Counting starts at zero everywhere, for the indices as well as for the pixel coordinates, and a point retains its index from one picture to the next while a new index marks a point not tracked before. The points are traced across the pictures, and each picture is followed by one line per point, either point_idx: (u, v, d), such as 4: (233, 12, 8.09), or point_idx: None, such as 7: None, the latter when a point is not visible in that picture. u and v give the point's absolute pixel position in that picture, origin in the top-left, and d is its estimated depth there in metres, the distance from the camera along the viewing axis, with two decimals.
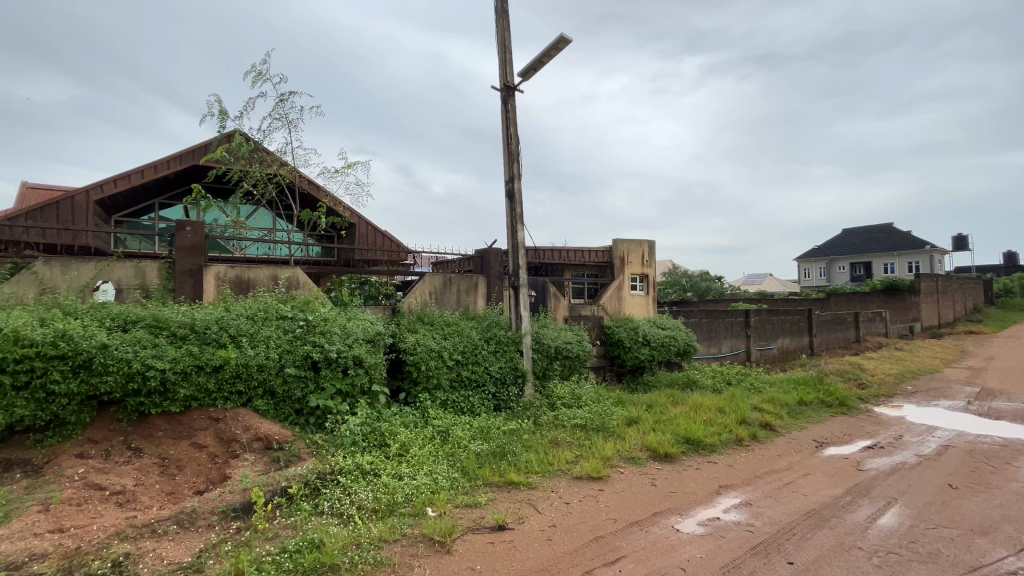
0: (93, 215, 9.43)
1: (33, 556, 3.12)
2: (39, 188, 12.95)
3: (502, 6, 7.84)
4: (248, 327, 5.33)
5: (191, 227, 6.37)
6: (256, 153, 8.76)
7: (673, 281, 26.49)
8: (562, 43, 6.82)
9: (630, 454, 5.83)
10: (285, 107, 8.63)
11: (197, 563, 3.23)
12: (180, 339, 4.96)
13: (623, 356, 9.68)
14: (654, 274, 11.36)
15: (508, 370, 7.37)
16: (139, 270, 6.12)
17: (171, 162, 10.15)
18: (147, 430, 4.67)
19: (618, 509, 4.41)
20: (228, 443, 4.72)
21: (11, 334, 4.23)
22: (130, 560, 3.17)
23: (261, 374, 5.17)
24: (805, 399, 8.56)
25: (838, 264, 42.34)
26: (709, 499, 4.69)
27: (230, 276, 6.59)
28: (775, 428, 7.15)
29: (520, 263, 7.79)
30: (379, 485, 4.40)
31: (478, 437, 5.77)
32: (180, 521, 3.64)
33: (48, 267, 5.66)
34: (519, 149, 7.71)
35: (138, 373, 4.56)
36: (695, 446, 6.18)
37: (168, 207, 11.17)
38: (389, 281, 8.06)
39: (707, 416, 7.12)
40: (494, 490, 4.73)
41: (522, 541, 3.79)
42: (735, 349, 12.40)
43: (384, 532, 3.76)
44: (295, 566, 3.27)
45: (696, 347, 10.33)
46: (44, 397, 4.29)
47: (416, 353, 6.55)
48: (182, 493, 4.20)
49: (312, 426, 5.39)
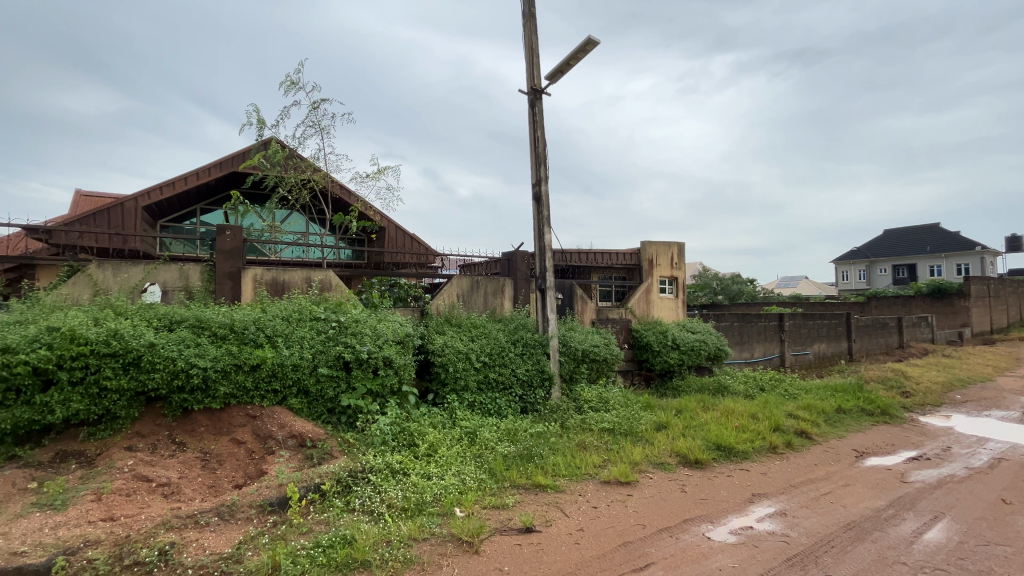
0: (141, 221, 9.95)
1: (87, 543, 3.31)
2: (91, 196, 13.70)
3: (529, 10, 7.88)
4: (284, 328, 5.52)
5: (231, 231, 6.65)
6: (291, 159, 9.05)
7: (703, 283, 25.92)
8: (590, 45, 6.81)
9: (659, 459, 5.73)
10: (318, 115, 8.89)
11: (237, 553, 3.36)
12: (220, 338, 5.17)
13: (652, 360, 9.54)
14: (684, 276, 11.16)
15: (535, 372, 7.37)
16: (182, 272, 6.45)
17: (212, 169, 10.59)
18: (190, 426, 4.90)
19: (646, 515, 4.35)
20: (265, 440, 4.90)
21: (68, 332, 4.49)
22: (175, 549, 3.32)
23: (296, 374, 5.34)
24: (844, 406, 8.24)
25: (879, 266, 40.58)
26: (742, 507, 4.57)
27: (266, 278, 6.82)
28: (811, 436, 6.91)
29: (546, 266, 7.79)
30: (408, 484, 4.47)
31: (505, 439, 5.80)
32: (221, 513, 3.79)
33: (101, 270, 6.01)
34: (546, 152, 7.72)
35: (183, 371, 4.79)
36: (727, 453, 6.03)
37: (208, 212, 11.66)
38: (417, 283, 8.22)
39: (740, 422, 6.93)
40: (521, 492, 4.74)
41: (549, 544, 3.79)
42: (768, 354, 12.04)
43: (413, 530, 3.82)
44: (328, 560, 3.37)
45: (727, 351, 10.07)
46: (97, 392, 4.54)
47: (444, 355, 6.63)
48: (222, 487, 4.37)
49: (344, 425, 5.53)
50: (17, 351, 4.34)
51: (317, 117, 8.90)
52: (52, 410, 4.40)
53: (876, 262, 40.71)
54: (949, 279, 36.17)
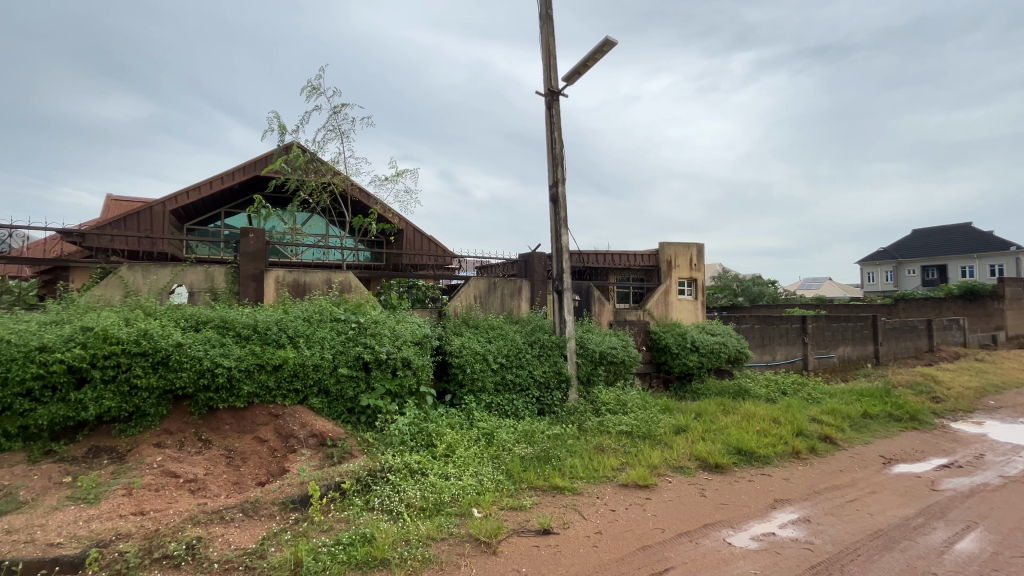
0: (168, 224, 10.26)
1: (119, 535, 3.42)
2: (121, 199, 14.17)
3: (547, 12, 7.89)
4: (305, 329, 5.63)
5: (254, 234, 6.79)
6: (312, 163, 9.22)
7: (723, 285, 25.49)
8: (607, 46, 6.79)
9: (678, 463, 5.66)
10: (338, 119, 9.04)
11: (260, 549, 3.44)
12: (244, 339, 5.30)
13: (670, 362, 9.44)
14: (704, 278, 11.01)
15: (552, 374, 7.35)
16: (208, 274, 6.63)
17: (235, 173, 10.86)
18: (215, 424, 5.03)
19: (664, 519, 4.30)
20: (287, 438, 5.00)
21: (101, 332, 4.65)
22: (202, 543, 3.42)
23: (317, 374, 5.44)
24: (870, 412, 8.02)
25: (907, 267, 39.39)
26: (764, 513, 4.49)
27: (288, 279, 6.96)
28: (836, 442, 6.74)
29: (564, 268, 7.77)
30: (426, 484, 4.50)
31: (522, 441, 5.80)
32: (246, 510, 3.88)
33: (132, 272, 6.22)
34: (563, 153, 7.71)
35: (208, 370, 4.92)
36: (748, 457, 5.93)
37: (232, 216, 11.96)
38: (434, 285, 8.29)
39: (761, 426, 6.81)
40: (539, 494, 4.74)
41: (567, 546, 3.78)
42: (790, 357, 11.79)
43: (431, 530, 3.85)
44: (349, 558, 3.42)
45: (748, 354, 9.89)
46: (128, 390, 4.69)
47: (462, 356, 6.68)
48: (245, 483, 4.47)
49: (363, 425, 5.61)
50: (52, 350, 4.50)
51: (337, 121, 9.05)
52: (85, 407, 4.56)
53: (904, 263, 39.52)
54: (982, 281, 34.90)
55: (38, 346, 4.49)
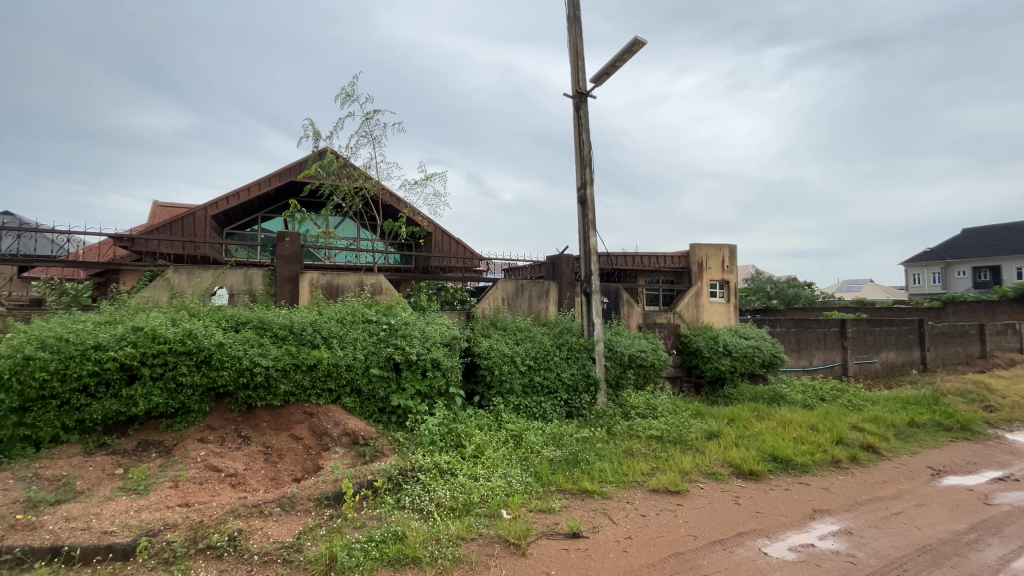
0: (209, 229, 10.74)
1: (166, 525, 3.59)
2: (166, 206, 14.90)
3: (575, 14, 7.88)
4: (338, 330, 5.80)
5: (290, 237, 7.01)
6: (345, 168, 9.47)
7: (757, 287, 24.77)
8: (636, 45, 6.73)
9: (711, 469, 5.53)
10: (369, 125, 9.26)
11: (297, 543, 3.56)
12: (281, 339, 5.49)
13: (702, 366, 9.26)
14: (736, 280, 10.74)
15: (580, 377, 7.31)
16: (247, 277, 6.90)
17: (271, 179, 11.27)
18: (254, 421, 5.22)
19: (696, 526, 4.22)
20: (321, 436, 5.14)
21: (150, 332, 4.90)
22: (242, 535, 3.55)
23: (349, 374, 5.58)
24: (917, 420, 7.64)
25: (957, 268, 37.35)
26: (801, 523, 4.34)
27: (322, 282, 7.18)
28: (879, 451, 6.45)
29: (592, 270, 7.72)
30: (456, 484, 4.55)
31: (551, 443, 5.78)
32: (283, 504, 4.02)
33: (177, 275, 6.53)
34: (591, 155, 7.67)
35: (247, 369, 5.11)
36: (785, 465, 5.74)
37: (268, 220, 12.41)
38: (463, 286, 8.38)
39: (798, 433, 6.59)
40: (568, 497, 4.72)
41: (597, 550, 3.76)
42: (829, 362, 11.36)
43: (461, 530, 3.88)
44: (381, 555, 3.49)
45: (783, 358, 9.60)
46: (174, 387, 4.92)
47: (490, 358, 6.72)
48: (282, 479, 4.63)
49: (394, 425, 5.71)
50: (106, 348, 4.77)
51: (368, 127, 9.26)
52: (136, 403, 4.81)
53: (953, 264, 37.51)
54: None
55: (94, 345, 4.75)
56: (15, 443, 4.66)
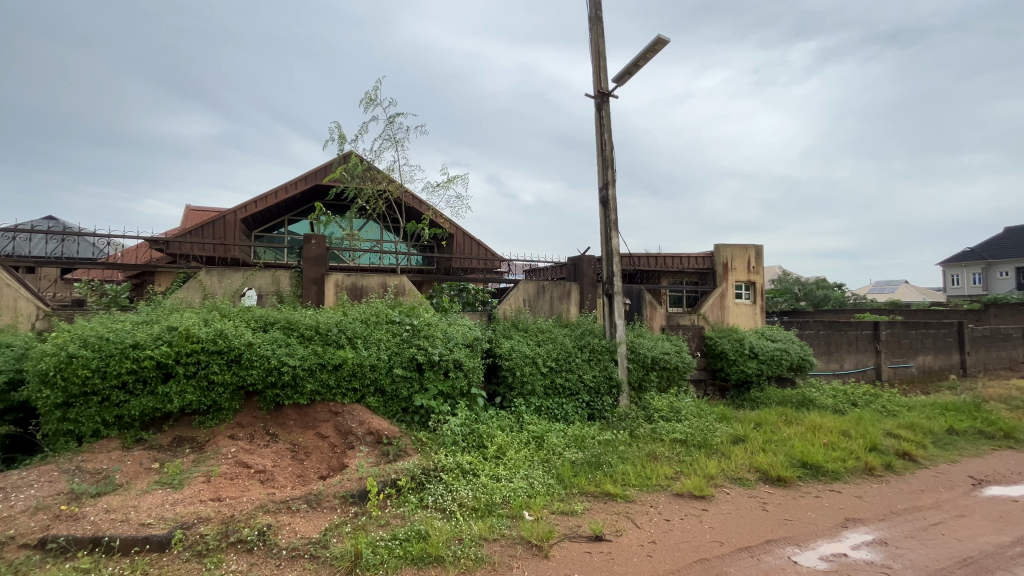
0: (239, 232, 11.07)
1: (200, 519, 3.70)
2: (198, 209, 15.42)
3: (596, 13, 7.84)
4: (363, 330, 5.90)
5: (316, 240, 7.15)
6: (369, 171, 9.64)
7: (784, 288, 24.08)
8: (659, 44, 6.66)
9: (737, 474, 5.42)
10: (393, 128, 9.40)
11: (324, 539, 3.63)
12: (308, 339, 5.62)
13: (727, 369, 9.09)
14: (763, 281, 10.50)
15: (602, 379, 7.25)
16: (275, 278, 7.09)
17: (298, 183, 11.55)
18: (281, 419, 5.35)
19: (722, 532, 4.13)
20: (346, 435, 5.24)
21: (184, 331, 5.07)
22: (271, 530, 3.65)
23: (373, 373, 5.67)
24: (956, 428, 7.32)
25: (999, 269, 35.66)
26: (833, 532, 4.21)
27: (347, 283, 7.33)
28: (916, 459, 6.21)
29: (614, 271, 7.66)
30: (478, 485, 4.58)
31: (573, 445, 5.75)
32: (310, 501, 4.10)
33: (209, 276, 6.75)
34: (614, 155, 7.62)
35: (275, 369, 5.25)
36: (815, 472, 5.58)
37: (295, 223, 12.71)
38: (484, 288, 8.44)
39: (828, 439, 6.39)
40: (590, 499, 4.69)
41: (621, 554, 3.73)
42: (861, 366, 10.99)
43: (483, 530, 3.90)
44: (405, 553, 3.53)
45: (812, 361, 9.34)
46: (207, 385, 5.08)
47: (512, 359, 6.74)
48: (309, 476, 4.73)
49: (416, 424, 5.78)
50: (143, 347, 4.95)
51: (391, 130, 9.40)
52: (171, 400, 4.99)
53: (995, 265, 35.85)
54: None
55: (132, 344, 4.94)
56: (59, 437, 4.89)
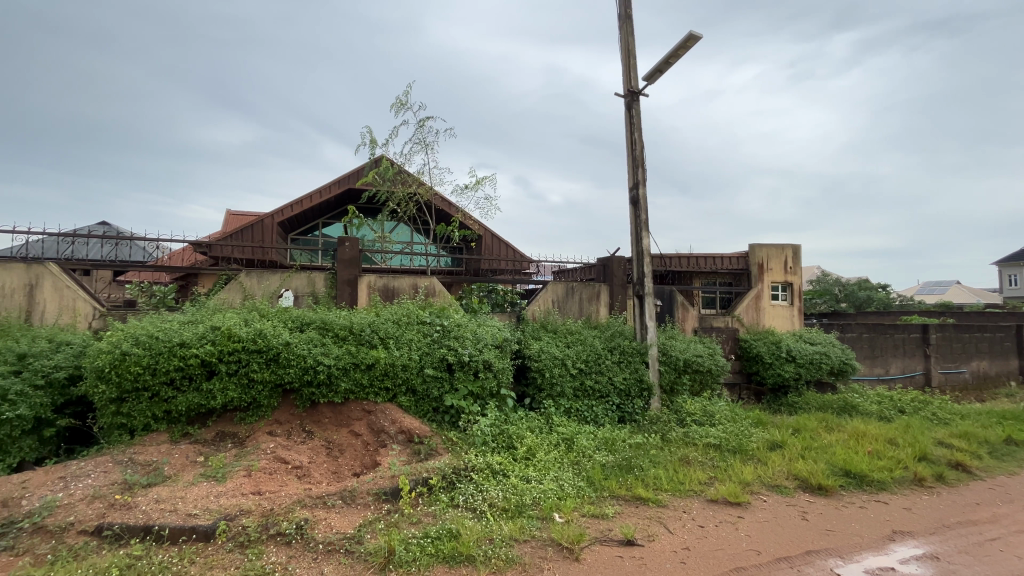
0: (276, 235, 11.47)
1: (242, 511, 3.85)
2: (238, 213, 16.03)
3: (626, 12, 7.75)
4: (395, 330, 6.02)
5: (349, 242, 7.33)
6: (400, 175, 9.81)
7: (823, 289, 23.07)
8: (691, 41, 6.53)
9: (774, 481, 5.24)
10: (423, 132, 9.55)
11: (358, 535, 3.72)
12: (342, 339, 5.77)
13: (762, 373, 8.81)
14: (800, 281, 10.14)
15: (633, 382, 7.15)
16: (310, 279, 7.31)
17: (331, 187, 11.87)
18: (317, 417, 5.51)
19: (760, 540, 4.01)
20: (378, 433, 5.35)
21: (226, 331, 5.29)
22: (309, 524, 3.76)
23: (405, 373, 5.77)
24: (1015, 438, 6.87)
25: None
26: (879, 544, 4.03)
27: (379, 285, 7.49)
28: (970, 470, 5.86)
29: (644, 271, 7.54)
30: (508, 485, 4.60)
31: (603, 448, 5.69)
32: (344, 497, 4.20)
33: (249, 278, 7.02)
34: (644, 154, 7.51)
35: (311, 368, 5.41)
36: (859, 481, 5.34)
37: (328, 226, 13.07)
38: (513, 289, 8.46)
39: (873, 447, 6.11)
40: (621, 503, 4.63)
41: (653, 559, 3.67)
42: (908, 371, 10.46)
43: (514, 530, 3.91)
44: (436, 551, 3.58)
45: (855, 366, 8.96)
46: (247, 382, 5.28)
47: (541, 361, 6.73)
48: (343, 473, 4.85)
49: (447, 424, 5.84)
50: (189, 346, 5.18)
51: (422, 134, 9.56)
52: (214, 396, 5.20)
53: None
54: None
55: (178, 342, 5.18)
56: (114, 430, 5.18)
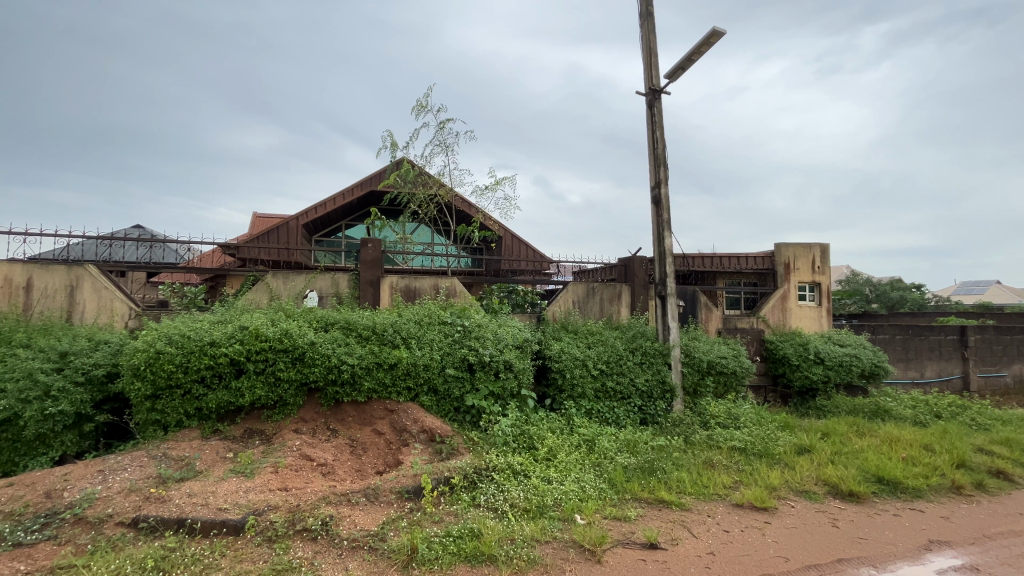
0: (301, 237, 11.73)
1: (269, 506, 3.95)
2: (264, 216, 16.44)
3: (647, 9, 7.67)
4: (416, 330, 6.09)
5: (372, 243, 7.44)
6: (421, 177, 9.91)
7: (853, 290, 22.36)
8: (714, 37, 6.43)
9: (802, 487, 5.10)
10: (443, 134, 9.63)
11: (381, 532, 3.77)
12: (365, 339, 5.86)
13: (789, 375, 8.60)
14: (829, 282, 9.85)
15: (655, 383, 7.07)
16: (334, 281, 7.46)
17: (354, 190, 12.08)
18: (341, 415, 5.61)
19: (788, 547, 3.91)
20: (401, 432, 5.42)
21: (254, 331, 5.43)
22: (333, 521, 3.83)
23: (427, 373, 5.83)
24: None
25: None
26: (914, 553, 3.88)
27: (401, 285, 7.57)
28: (1013, 478, 5.59)
29: (667, 271, 7.44)
30: (529, 486, 4.60)
31: (625, 450, 5.64)
32: (368, 495, 4.27)
33: (275, 279, 7.19)
34: (666, 153, 7.41)
35: (335, 367, 5.50)
36: (893, 488, 5.16)
37: (351, 228, 13.30)
38: (533, 289, 8.46)
39: (908, 453, 5.89)
40: (643, 505, 4.58)
41: (677, 563, 3.62)
42: (945, 375, 10.07)
43: (536, 531, 3.90)
44: (458, 550, 3.60)
45: (887, 369, 8.66)
46: (274, 381, 5.40)
47: (562, 361, 6.72)
48: (367, 472, 4.91)
49: (468, 424, 5.87)
50: (219, 345, 5.34)
51: (442, 136, 9.63)
52: (242, 394, 5.35)
53: None
54: None
55: (209, 342, 5.34)
56: (149, 426, 5.36)
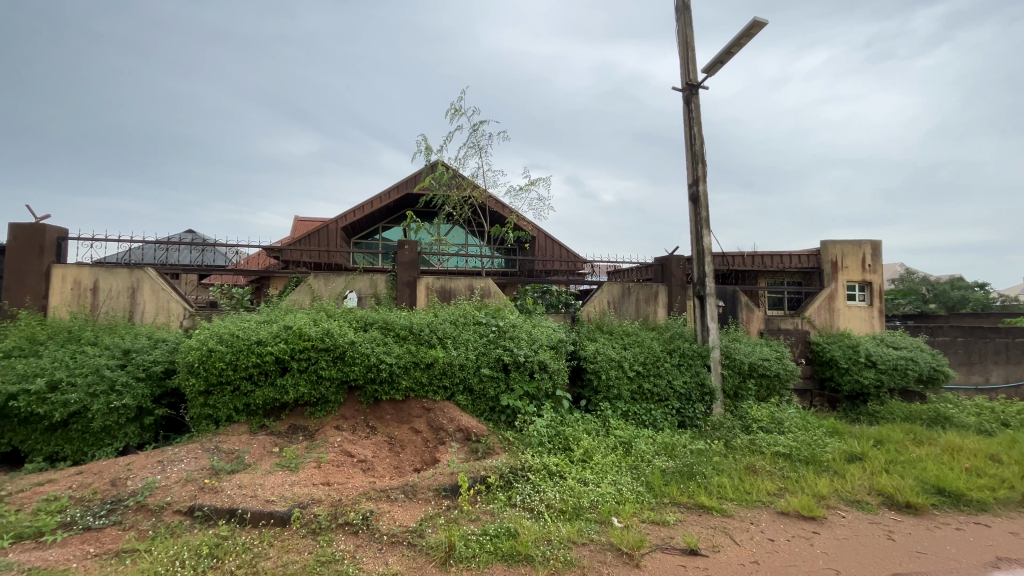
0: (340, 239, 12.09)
1: (313, 500, 4.09)
2: (305, 220, 17.05)
3: (683, 3, 7.50)
4: (452, 331, 6.18)
5: (409, 245, 7.60)
6: (455, 178, 10.03)
7: (908, 289, 21.07)
8: (755, 27, 6.21)
9: (854, 496, 4.85)
10: (477, 136, 9.70)
11: (419, 529, 3.84)
12: (402, 338, 5.99)
13: (837, 379, 8.20)
14: (881, 280, 9.34)
15: (694, 386, 6.89)
16: (372, 282, 7.66)
17: (391, 193, 12.37)
18: (379, 413, 5.75)
19: (838, 559, 3.73)
20: (437, 430, 5.51)
21: (298, 331, 5.64)
22: (373, 516, 3.93)
23: (462, 373, 5.89)
24: None
25: None
26: (980, 571, 3.63)
27: (437, 286, 7.69)
28: None
29: (706, 271, 7.24)
30: (565, 487, 4.58)
31: (663, 453, 5.52)
32: (406, 492, 4.35)
33: (317, 280, 7.45)
34: (704, 149, 7.22)
35: (374, 366, 5.65)
36: (954, 500, 4.84)
37: (387, 230, 13.61)
38: (567, 290, 8.41)
39: (972, 463, 5.51)
40: (683, 510, 4.48)
41: (719, 571, 3.52)
42: (1013, 380, 9.36)
43: (572, 533, 3.88)
44: (495, 549, 3.62)
45: (948, 373, 8.12)
46: (316, 379, 5.59)
47: (597, 362, 6.65)
48: (405, 468, 5.02)
49: (504, 424, 5.90)
50: (265, 344, 5.56)
51: (476, 138, 9.71)
52: (287, 391, 5.56)
53: None
54: None
55: (256, 340, 5.57)
56: (202, 420, 5.65)
